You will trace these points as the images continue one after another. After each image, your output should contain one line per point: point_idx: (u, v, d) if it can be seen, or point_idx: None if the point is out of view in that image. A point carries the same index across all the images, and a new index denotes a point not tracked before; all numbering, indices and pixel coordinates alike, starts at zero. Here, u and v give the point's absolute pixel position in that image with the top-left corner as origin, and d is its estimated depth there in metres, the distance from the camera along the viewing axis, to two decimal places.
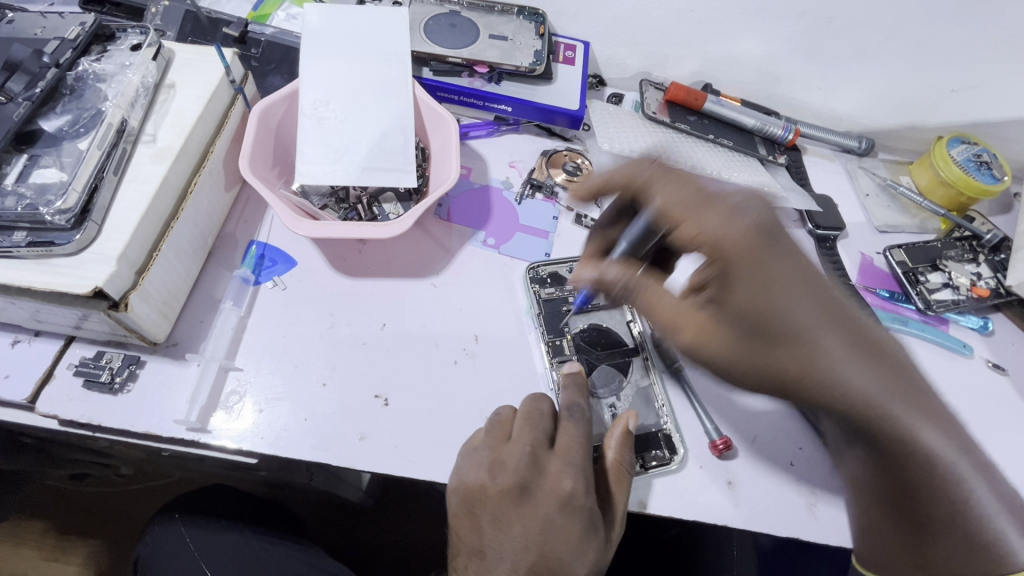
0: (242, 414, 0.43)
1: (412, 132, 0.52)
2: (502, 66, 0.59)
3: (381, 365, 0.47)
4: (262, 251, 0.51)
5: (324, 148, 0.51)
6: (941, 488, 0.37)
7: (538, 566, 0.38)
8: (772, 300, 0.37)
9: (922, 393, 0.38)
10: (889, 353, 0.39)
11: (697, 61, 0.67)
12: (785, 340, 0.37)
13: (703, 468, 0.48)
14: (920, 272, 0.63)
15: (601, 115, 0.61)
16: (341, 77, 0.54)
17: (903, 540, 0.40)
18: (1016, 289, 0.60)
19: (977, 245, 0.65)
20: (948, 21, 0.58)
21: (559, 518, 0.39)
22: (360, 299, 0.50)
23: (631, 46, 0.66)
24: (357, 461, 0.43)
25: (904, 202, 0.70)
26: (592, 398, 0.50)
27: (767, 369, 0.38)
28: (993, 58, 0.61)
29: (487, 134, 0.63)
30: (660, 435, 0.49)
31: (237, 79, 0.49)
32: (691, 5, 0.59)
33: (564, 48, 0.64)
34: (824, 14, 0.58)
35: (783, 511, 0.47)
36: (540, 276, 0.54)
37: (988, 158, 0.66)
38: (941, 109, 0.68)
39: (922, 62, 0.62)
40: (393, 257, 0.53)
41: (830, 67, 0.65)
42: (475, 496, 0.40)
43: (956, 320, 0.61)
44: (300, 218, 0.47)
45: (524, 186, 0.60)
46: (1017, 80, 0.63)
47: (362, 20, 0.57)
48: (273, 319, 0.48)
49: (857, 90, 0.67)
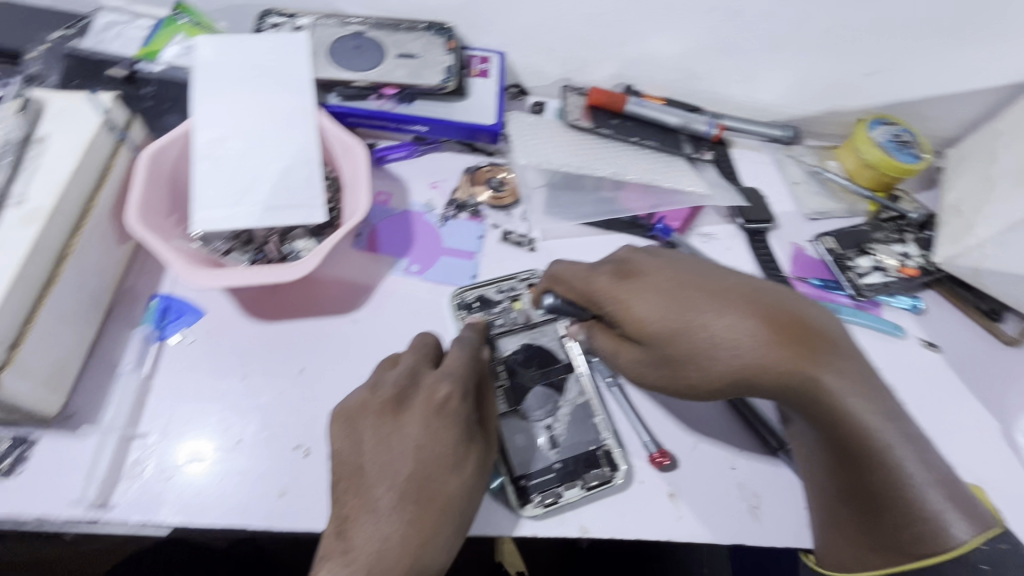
0: (141, 485, 0.41)
1: (316, 162, 0.51)
2: (413, 86, 0.58)
3: (299, 417, 0.45)
4: (166, 304, 0.48)
5: (221, 189, 0.49)
6: (878, 466, 0.38)
7: (418, 479, 0.39)
8: (687, 322, 0.40)
9: (855, 371, 0.39)
10: (815, 337, 0.39)
11: (616, 64, 0.66)
12: (703, 350, 0.39)
13: (645, 483, 0.48)
14: (850, 257, 0.64)
15: (520, 128, 0.61)
16: (240, 112, 0.51)
17: (852, 521, 0.41)
18: (943, 265, 0.62)
19: (904, 224, 0.66)
20: (853, 9, 0.59)
21: (435, 422, 0.41)
22: (270, 346, 0.48)
23: (547, 53, 0.64)
24: (275, 523, 0.41)
25: (832, 187, 0.70)
26: (526, 421, 0.48)
27: (697, 374, 0.40)
28: (902, 41, 0.62)
29: (408, 154, 0.61)
30: (601, 453, 0.48)
31: (119, 123, 0.46)
32: (599, 8, 0.59)
33: (479, 61, 0.63)
34: (729, 9, 0.59)
35: (727, 517, 0.47)
36: (466, 302, 0.53)
37: (908, 139, 0.66)
38: (860, 93, 0.68)
39: (835, 51, 0.63)
40: (308, 296, 0.51)
41: (746, 62, 0.65)
42: (356, 415, 0.41)
43: (888, 303, 0.62)
44: (197, 269, 0.44)
45: (447, 208, 0.59)
46: (924, 62, 0.64)
47: (258, 48, 0.54)
48: (176, 377, 0.45)
49: (776, 83, 0.68)
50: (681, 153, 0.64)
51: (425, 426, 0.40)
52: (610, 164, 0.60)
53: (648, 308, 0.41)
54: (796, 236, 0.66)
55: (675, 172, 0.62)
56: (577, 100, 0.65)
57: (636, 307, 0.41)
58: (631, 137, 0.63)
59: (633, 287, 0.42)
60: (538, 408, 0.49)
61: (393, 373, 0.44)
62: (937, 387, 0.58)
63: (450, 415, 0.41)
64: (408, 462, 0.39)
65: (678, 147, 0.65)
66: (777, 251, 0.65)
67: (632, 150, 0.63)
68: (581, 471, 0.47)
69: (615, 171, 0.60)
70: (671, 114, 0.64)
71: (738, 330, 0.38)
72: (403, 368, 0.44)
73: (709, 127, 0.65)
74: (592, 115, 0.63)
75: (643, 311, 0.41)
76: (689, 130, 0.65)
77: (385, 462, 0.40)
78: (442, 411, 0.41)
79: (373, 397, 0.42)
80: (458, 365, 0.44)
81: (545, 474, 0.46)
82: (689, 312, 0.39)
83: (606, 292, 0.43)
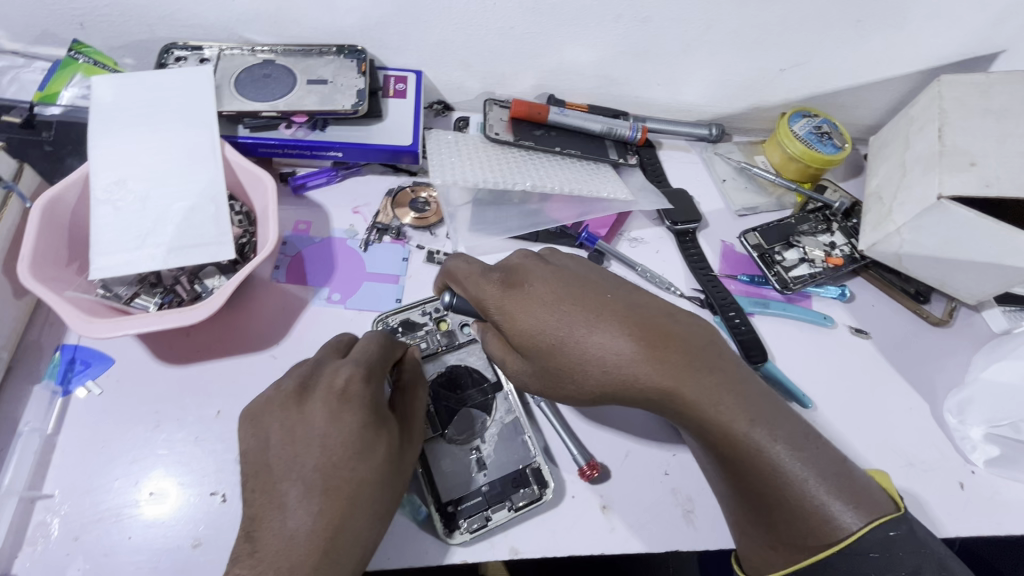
0: (53, 532, 0.64)
1: (216, 199, 0.76)
2: (321, 109, 0.81)
3: (210, 469, 0.69)
4: (73, 357, 0.73)
5: (128, 232, 0.73)
6: (759, 466, 0.56)
7: (331, 454, 0.55)
8: (568, 341, 0.61)
9: (732, 393, 0.58)
10: (681, 351, 0.58)
11: (535, 75, 0.91)
12: (589, 364, 0.60)
13: (575, 497, 0.73)
14: (775, 252, 0.90)
15: (438, 143, 0.89)
16: (149, 152, 0.76)
17: (747, 506, 0.59)
18: (872, 251, 0.85)
19: (831, 214, 0.93)
20: (747, 16, 0.78)
21: (340, 403, 0.57)
22: (192, 379, 0.74)
23: (465, 67, 0.88)
24: (191, 567, 0.64)
25: (761, 181, 0.99)
26: (463, 444, 0.73)
27: (587, 379, 0.60)
28: (775, 43, 0.83)
29: (327, 179, 0.88)
30: (528, 471, 0.72)
31: (6, 180, 0.71)
32: (509, 24, 0.80)
33: (395, 82, 0.88)
34: (640, 15, 0.78)
35: (664, 524, 0.73)
36: (390, 325, 0.78)
37: (829, 130, 0.91)
38: (781, 82, 0.91)
39: (733, 51, 0.85)
40: (228, 335, 0.77)
41: (659, 65, 0.87)
42: (258, 414, 0.58)
43: (818, 290, 0.90)
44: (91, 320, 0.64)
45: (370, 231, 0.86)
46: (799, 55, 0.85)
47: (159, 83, 0.78)
48: (88, 419, 0.70)
49: (687, 77, 0.90)
50: (606, 159, 0.93)
51: (329, 410, 0.56)
52: (532, 178, 0.87)
53: (542, 327, 0.62)
54: (725, 234, 0.95)
55: (588, 177, 0.90)
56: (499, 114, 0.91)
57: (533, 324, 0.62)
58: (553, 149, 0.91)
59: (534, 313, 0.62)
60: (470, 428, 0.73)
61: (298, 371, 0.62)
62: (821, 360, 0.85)
63: (351, 394, 0.58)
64: (317, 447, 0.55)
65: (604, 154, 0.93)
66: (707, 248, 0.94)
67: (554, 160, 0.91)
68: (513, 483, 0.71)
69: (536, 184, 0.86)
70: (594, 123, 0.92)
71: (607, 341, 0.59)
72: (308, 367, 0.62)
73: (633, 133, 0.93)
74: (517, 130, 0.91)
75: (527, 320, 0.62)
76: (613, 134, 0.93)
77: (306, 448, 0.55)
78: (346, 396, 0.57)
79: (278, 394, 0.59)
80: (358, 359, 0.61)
81: (497, 500, 0.70)
82: (571, 331, 0.60)
83: (516, 314, 0.63)
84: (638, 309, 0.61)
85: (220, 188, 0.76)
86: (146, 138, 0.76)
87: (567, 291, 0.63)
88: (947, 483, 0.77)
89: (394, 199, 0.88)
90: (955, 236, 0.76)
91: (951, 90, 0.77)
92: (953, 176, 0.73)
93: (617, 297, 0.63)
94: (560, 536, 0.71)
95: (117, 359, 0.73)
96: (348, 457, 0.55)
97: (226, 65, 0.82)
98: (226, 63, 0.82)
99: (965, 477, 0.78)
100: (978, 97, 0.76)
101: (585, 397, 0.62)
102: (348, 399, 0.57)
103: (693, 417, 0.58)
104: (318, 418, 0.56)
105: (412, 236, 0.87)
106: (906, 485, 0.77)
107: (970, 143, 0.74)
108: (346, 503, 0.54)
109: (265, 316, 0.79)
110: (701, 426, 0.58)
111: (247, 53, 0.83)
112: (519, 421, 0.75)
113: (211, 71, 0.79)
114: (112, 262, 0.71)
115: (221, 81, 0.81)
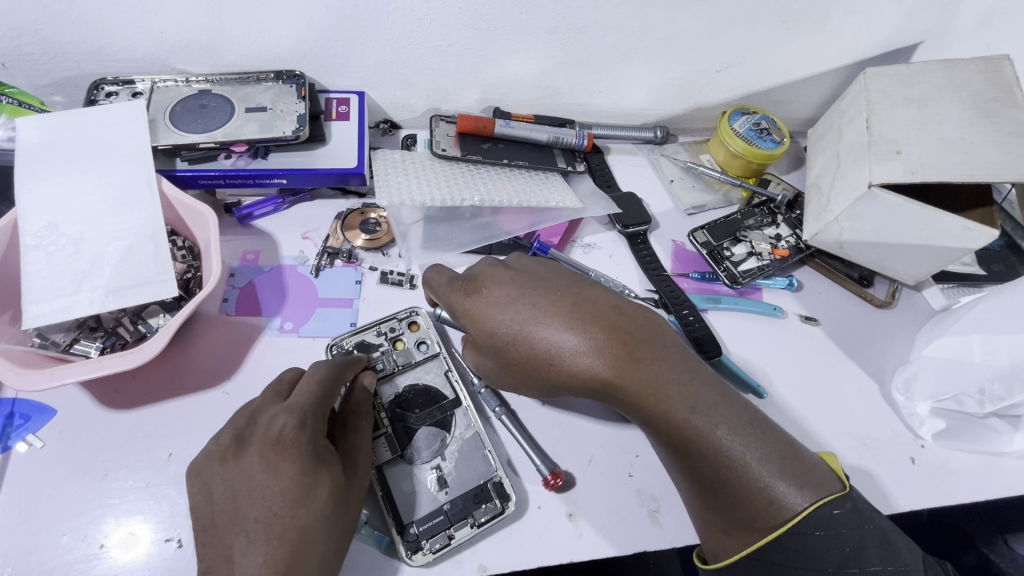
0: None
1: (156, 237, 0.77)
2: (263, 138, 0.85)
3: (164, 513, 0.71)
4: (15, 411, 0.75)
5: (65, 278, 0.74)
6: (701, 443, 0.63)
7: (277, 502, 0.59)
8: (528, 337, 0.69)
9: (674, 378, 0.66)
10: (627, 343, 0.67)
11: (477, 89, 0.96)
12: (547, 355, 0.69)
13: (541, 508, 0.77)
14: (723, 247, 0.98)
15: (387, 162, 0.95)
16: (85, 191, 0.77)
17: (700, 490, 0.66)
18: (816, 240, 0.92)
19: (775, 207, 1.01)
20: (677, 20, 0.84)
21: (273, 453, 0.61)
22: (139, 424, 0.76)
23: (408, 85, 0.93)
24: None
25: (706, 180, 1.06)
26: (421, 463, 0.77)
27: (548, 370, 0.69)
28: (703, 47, 0.89)
29: (273, 208, 0.93)
30: (490, 487, 0.76)
31: None
32: (447, 43, 0.85)
33: (339, 104, 0.93)
34: (575, 26, 0.83)
35: (635, 526, 0.78)
36: (343, 348, 0.83)
37: (765, 126, 1.00)
38: (709, 82, 0.98)
39: (665, 53, 0.90)
40: (174, 378, 0.79)
41: (597, 71, 0.93)
42: (204, 465, 0.62)
43: (768, 284, 0.97)
44: (26, 373, 0.66)
45: (322, 257, 0.90)
46: (728, 56, 0.92)
47: (88, 120, 0.78)
48: (33, 472, 0.72)
49: (620, 80, 0.96)
50: (554, 168, 1.00)
51: (266, 461, 0.60)
52: (477, 191, 0.94)
53: (500, 325, 0.71)
54: (675, 234, 1.02)
55: (530, 186, 0.97)
56: (444, 127, 0.98)
57: (493, 323, 0.71)
58: (499, 160, 0.96)
59: (494, 313, 0.72)
60: (430, 447, 0.78)
61: (243, 416, 0.66)
62: (773, 349, 0.92)
63: (285, 443, 0.62)
64: (259, 498, 0.59)
65: (552, 163, 1.00)
66: (659, 248, 1.01)
67: (501, 170, 0.97)
68: (475, 499, 0.75)
69: (483, 198, 0.93)
70: (540, 132, 0.97)
71: (563, 338, 0.68)
72: (248, 416, 0.66)
73: (580, 138, 0.99)
74: (463, 144, 0.96)
75: (494, 323, 0.71)
76: (559, 141, 0.99)
77: (248, 499, 0.59)
78: (281, 445, 0.61)
79: (218, 447, 0.63)
80: (293, 404, 0.65)
81: (460, 518, 0.74)
82: (527, 327, 0.70)
83: (479, 312, 0.73)
84: (589, 306, 0.70)
85: (158, 224, 0.78)
86: (80, 174, 0.77)
87: (526, 291, 0.72)
88: (901, 462, 0.84)
89: (343, 222, 0.93)
90: (886, 223, 0.84)
91: (875, 83, 0.86)
92: (881, 165, 0.79)
93: (570, 296, 0.72)
94: (527, 548, 0.75)
95: (58, 410, 0.76)
96: (289, 505, 0.59)
97: (163, 96, 0.86)
98: (160, 96, 0.85)
99: (916, 452, 0.85)
100: (902, 88, 0.84)
101: (549, 387, 0.71)
102: (283, 446, 0.62)
103: (636, 401, 0.67)
104: (254, 470, 0.60)
105: (364, 256, 0.93)
106: (861, 463, 0.84)
107: (896, 132, 0.81)
108: (299, 543, 0.59)
109: (216, 352, 0.82)
110: (645, 408, 0.67)
111: (182, 84, 0.87)
112: (479, 436, 0.79)
113: (143, 103, 0.81)
114: (45, 310, 0.73)
115: (155, 114, 0.84)
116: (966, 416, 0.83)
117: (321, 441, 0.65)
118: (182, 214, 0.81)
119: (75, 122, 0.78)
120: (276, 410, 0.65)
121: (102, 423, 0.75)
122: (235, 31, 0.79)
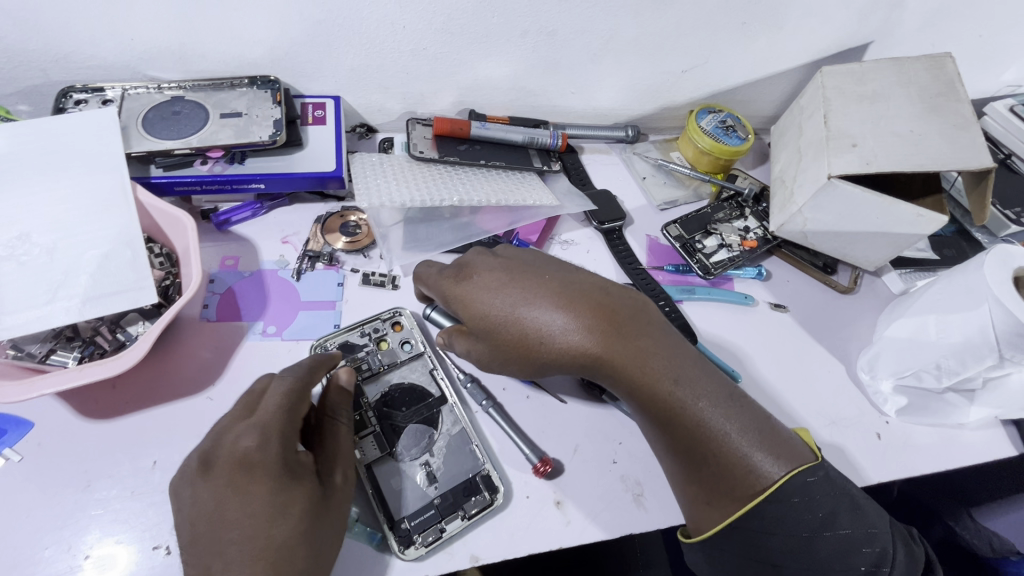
0: None
1: (132, 245, 0.75)
2: (239, 142, 0.84)
3: (150, 522, 0.69)
4: None
5: (38, 287, 0.72)
6: (687, 418, 0.66)
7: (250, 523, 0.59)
8: (517, 319, 0.71)
9: (660, 353, 0.69)
10: (617, 320, 0.69)
11: (453, 91, 0.95)
12: (537, 335, 0.70)
13: (529, 497, 0.77)
14: (694, 240, 0.99)
15: (364, 165, 0.94)
16: (56, 199, 0.75)
17: (684, 466, 0.67)
18: (780, 230, 0.94)
19: (741, 201, 1.02)
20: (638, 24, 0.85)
21: (239, 473, 0.61)
22: (121, 433, 0.74)
23: (383, 90, 0.93)
24: None
25: (675, 177, 1.06)
26: (410, 459, 0.77)
27: (538, 349, 0.70)
28: (667, 48, 0.91)
29: (253, 213, 0.92)
30: (480, 478, 0.76)
31: None
32: (419, 46, 0.84)
33: (315, 109, 0.92)
34: (544, 30, 0.84)
35: (622, 510, 0.78)
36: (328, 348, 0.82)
37: (729, 124, 1.00)
38: (675, 85, 0.99)
39: (633, 56, 0.91)
40: (154, 386, 0.78)
41: (567, 74, 0.94)
42: (177, 488, 0.63)
43: (738, 275, 0.98)
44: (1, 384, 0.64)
45: (303, 260, 0.90)
46: (692, 57, 0.93)
47: (59, 127, 0.76)
48: (13, 485, 0.70)
49: (592, 82, 0.97)
50: (530, 168, 1.00)
51: (233, 482, 0.61)
52: (457, 191, 0.94)
53: (491, 309, 0.72)
54: (649, 229, 1.02)
55: (511, 185, 0.97)
56: (420, 130, 0.97)
57: (484, 306, 0.72)
58: (476, 161, 0.96)
59: (482, 300, 0.73)
60: (418, 444, 0.78)
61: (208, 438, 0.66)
62: (748, 335, 0.94)
63: (248, 464, 0.61)
64: (229, 518, 0.59)
65: (529, 163, 1.00)
66: (635, 243, 1.01)
67: (478, 171, 0.97)
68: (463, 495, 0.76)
69: (461, 197, 0.93)
70: (514, 133, 0.97)
71: (551, 318, 0.69)
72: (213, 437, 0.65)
73: (554, 139, 0.99)
74: (438, 146, 0.96)
75: (484, 307, 0.72)
76: (534, 143, 1.00)
77: (220, 519, 0.60)
78: (244, 464, 0.61)
79: (189, 467, 0.63)
80: (261, 421, 0.65)
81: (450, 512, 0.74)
82: (515, 310, 0.71)
83: (466, 298, 0.75)
84: (578, 288, 0.72)
85: (135, 231, 0.76)
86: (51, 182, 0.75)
87: (511, 276, 0.74)
88: (868, 436, 0.86)
89: (321, 226, 0.92)
90: (850, 212, 0.84)
91: (831, 80, 0.87)
92: (839, 159, 0.81)
93: (557, 279, 0.74)
94: (517, 537, 0.75)
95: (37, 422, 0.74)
96: (260, 526, 0.59)
97: (133, 100, 0.84)
98: (131, 103, 0.84)
99: (881, 428, 0.87)
100: (856, 84, 0.86)
101: (537, 367, 0.72)
102: (250, 466, 0.61)
103: (623, 376, 0.69)
104: (220, 493, 0.60)
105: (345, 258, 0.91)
106: (832, 440, 0.86)
107: (854, 127, 0.82)
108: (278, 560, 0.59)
109: (198, 359, 0.80)
110: (634, 384, 0.69)
111: (153, 91, 0.85)
112: (466, 431, 0.80)
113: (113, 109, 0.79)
114: (19, 320, 0.71)
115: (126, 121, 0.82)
116: (926, 393, 0.85)
117: (292, 456, 0.64)
118: (161, 223, 0.81)
119: (42, 130, 0.76)
120: (244, 426, 0.65)
121: (82, 434, 0.73)
122: (204, 33, 0.78)
